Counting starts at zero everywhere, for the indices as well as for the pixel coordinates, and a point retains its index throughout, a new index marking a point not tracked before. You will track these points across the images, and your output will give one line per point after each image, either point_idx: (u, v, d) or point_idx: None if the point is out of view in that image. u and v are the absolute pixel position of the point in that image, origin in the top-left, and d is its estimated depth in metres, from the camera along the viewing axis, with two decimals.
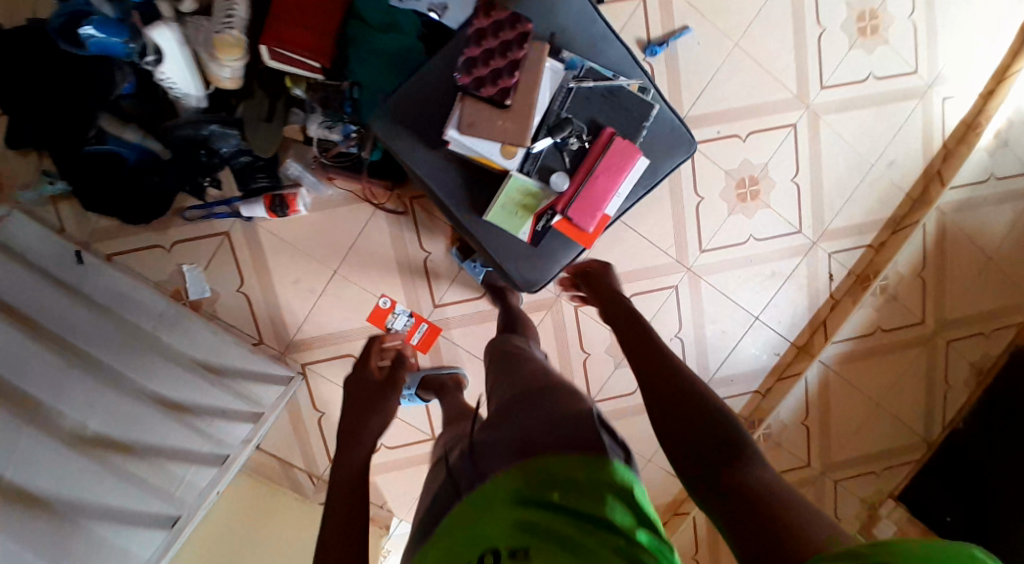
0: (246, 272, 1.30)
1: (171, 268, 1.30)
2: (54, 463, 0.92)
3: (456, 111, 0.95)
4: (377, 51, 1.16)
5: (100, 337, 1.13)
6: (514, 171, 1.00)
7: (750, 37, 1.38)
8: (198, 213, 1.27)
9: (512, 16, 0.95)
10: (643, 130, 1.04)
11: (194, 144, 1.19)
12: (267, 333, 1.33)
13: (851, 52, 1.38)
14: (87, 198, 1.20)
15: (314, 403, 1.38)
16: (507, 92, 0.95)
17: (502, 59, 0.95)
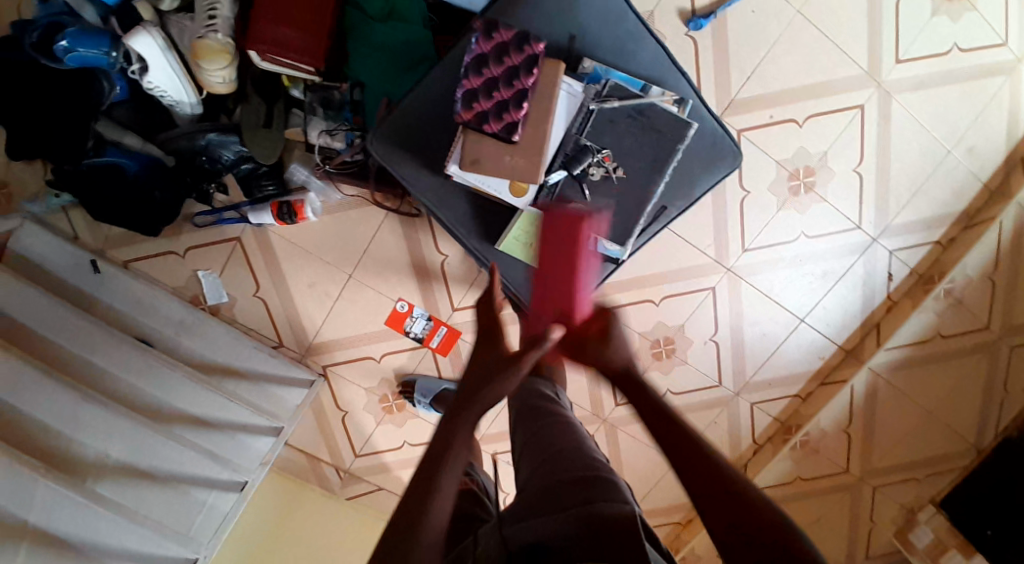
0: (261, 276, 1.27)
1: (186, 273, 1.27)
2: (72, 509, 0.94)
3: (457, 146, 0.85)
4: (380, 47, 1.04)
5: (116, 353, 1.12)
6: (526, 207, 0.89)
7: (812, 5, 1.19)
8: (206, 218, 1.24)
9: (519, 35, 0.84)
10: (677, 150, 0.89)
11: (194, 153, 1.14)
12: (286, 336, 1.31)
13: (934, 20, 1.21)
14: (95, 210, 1.15)
15: (336, 401, 1.35)
16: (515, 126, 0.84)
17: (508, 89, 0.84)
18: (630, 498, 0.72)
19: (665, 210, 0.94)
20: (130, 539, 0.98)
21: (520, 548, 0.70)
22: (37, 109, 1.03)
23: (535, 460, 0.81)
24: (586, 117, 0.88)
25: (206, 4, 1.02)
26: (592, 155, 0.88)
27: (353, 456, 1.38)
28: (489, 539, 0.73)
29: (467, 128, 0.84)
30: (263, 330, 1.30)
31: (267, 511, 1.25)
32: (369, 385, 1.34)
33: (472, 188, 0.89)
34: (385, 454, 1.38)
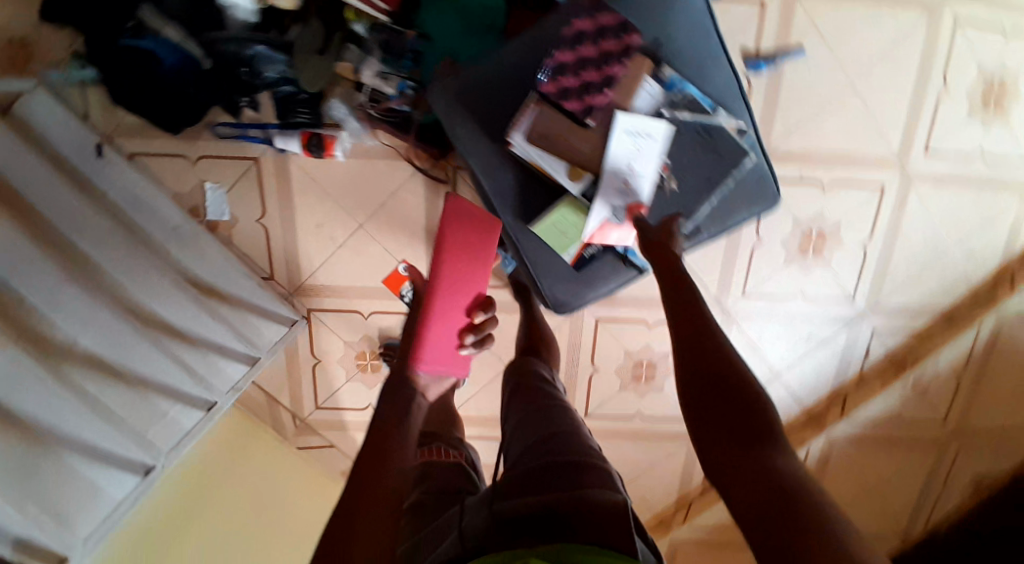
0: (271, 204, 1.23)
1: (193, 181, 1.23)
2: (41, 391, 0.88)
3: (529, 115, 0.86)
4: (455, 7, 1.04)
5: (108, 243, 1.06)
6: (575, 195, 0.88)
7: (864, 78, 1.22)
8: (229, 130, 1.20)
9: (619, 23, 0.87)
10: (727, 175, 0.92)
11: (236, 61, 1.10)
12: (279, 271, 1.27)
13: (968, 120, 1.25)
14: (122, 93, 1.10)
15: (312, 348, 1.32)
16: (592, 110, 0.86)
17: (595, 72, 0.87)
18: (620, 484, 0.72)
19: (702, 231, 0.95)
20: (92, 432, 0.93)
21: (510, 518, 0.69)
22: None
23: (528, 435, 0.81)
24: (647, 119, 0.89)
25: None
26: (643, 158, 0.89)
27: (315, 407, 1.35)
28: (478, 512, 0.72)
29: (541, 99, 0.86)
30: (258, 257, 1.26)
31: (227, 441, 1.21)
32: (349, 339, 1.31)
33: (527, 162, 0.89)
34: (349, 412, 1.36)
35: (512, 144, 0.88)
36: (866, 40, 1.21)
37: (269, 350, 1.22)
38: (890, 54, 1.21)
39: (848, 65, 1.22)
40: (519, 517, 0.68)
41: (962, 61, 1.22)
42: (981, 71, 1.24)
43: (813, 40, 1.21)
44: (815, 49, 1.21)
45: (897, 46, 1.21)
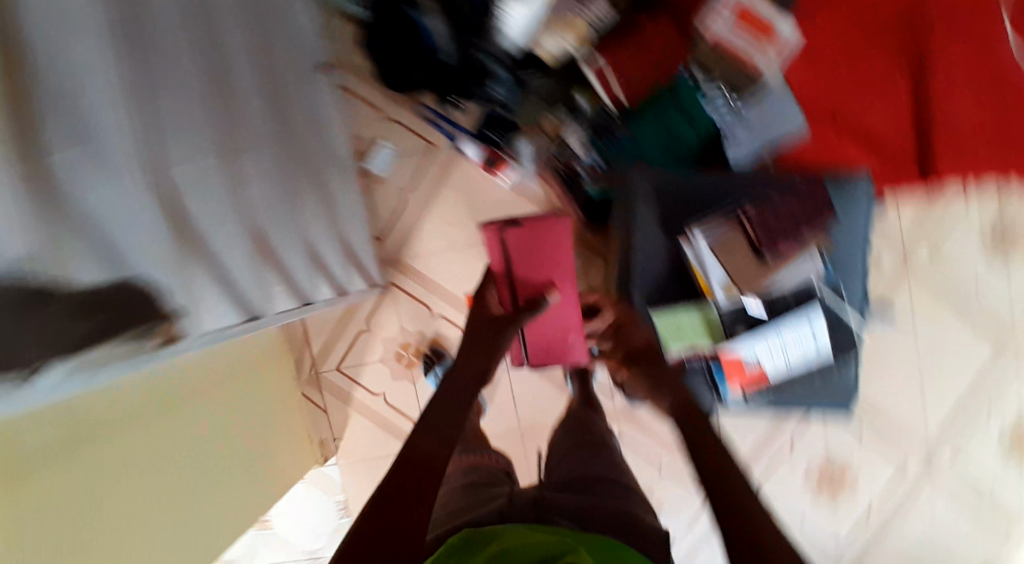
0: (424, 183, 1.35)
1: (371, 132, 1.34)
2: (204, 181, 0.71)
3: (718, 226, 0.96)
4: (665, 125, 1.21)
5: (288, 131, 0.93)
6: (713, 305, 0.99)
7: (931, 368, 1.33)
8: (428, 114, 1.31)
9: (824, 201, 0.98)
10: (832, 368, 1.03)
11: (476, 71, 1.19)
12: (391, 239, 1.36)
13: (993, 452, 1.34)
14: (376, 40, 1.22)
15: (368, 316, 1.37)
16: (772, 250, 0.96)
17: (791, 225, 0.96)
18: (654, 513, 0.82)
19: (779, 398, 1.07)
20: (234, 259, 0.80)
21: (561, 510, 0.78)
22: None
23: (574, 462, 0.90)
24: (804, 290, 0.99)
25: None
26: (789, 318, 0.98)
27: (337, 367, 1.38)
28: (522, 504, 0.80)
29: (734, 223, 0.96)
30: (381, 217, 1.36)
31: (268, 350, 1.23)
32: (405, 326, 1.37)
33: (690, 260, 0.99)
34: (361, 390, 1.38)
35: (688, 239, 0.98)
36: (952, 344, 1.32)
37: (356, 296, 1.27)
38: (965, 366, 1.32)
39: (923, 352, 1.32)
40: (562, 510, 0.77)
41: (1008, 401, 1.32)
42: None
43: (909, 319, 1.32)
44: (900, 326, 1.32)
45: (963, 362, 1.31)
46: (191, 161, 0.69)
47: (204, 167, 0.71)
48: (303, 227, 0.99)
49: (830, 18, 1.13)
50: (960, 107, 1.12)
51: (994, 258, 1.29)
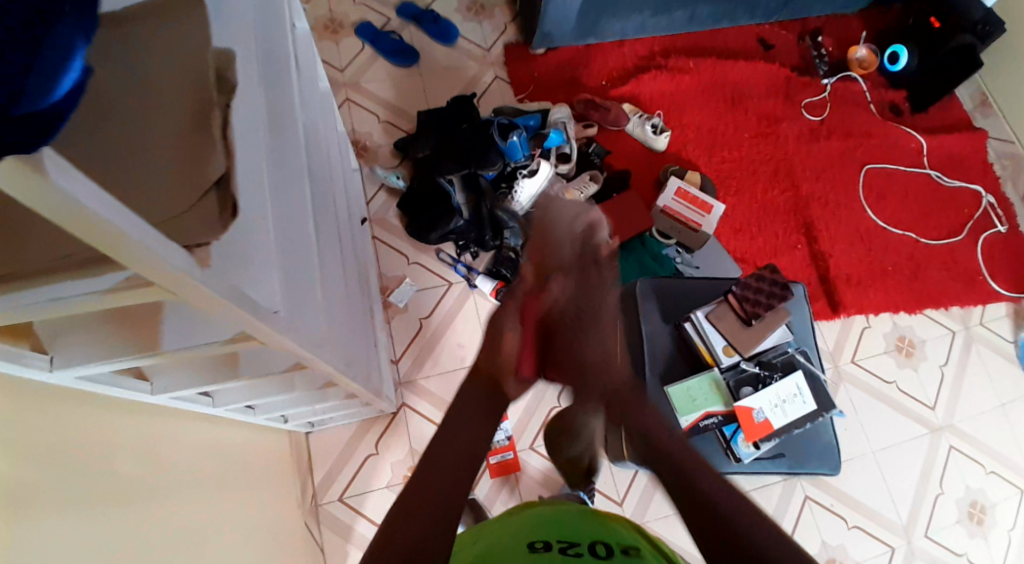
0: (440, 312, 1.47)
1: (399, 272, 1.48)
2: (296, 239, 0.77)
3: (711, 304, 1.16)
4: (641, 262, 1.45)
5: (353, 255, 1.21)
6: (716, 369, 1.14)
7: (885, 457, 1.47)
8: (447, 258, 1.49)
9: (780, 281, 1.16)
10: (820, 416, 1.13)
11: (495, 225, 1.44)
12: (406, 360, 1.43)
13: (955, 525, 1.45)
14: (409, 205, 1.46)
15: (377, 438, 1.38)
16: (755, 315, 1.14)
17: (766, 296, 1.14)
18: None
19: (780, 456, 1.17)
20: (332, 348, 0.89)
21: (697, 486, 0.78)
22: (455, 145, 1.43)
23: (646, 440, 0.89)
24: (787, 363, 1.16)
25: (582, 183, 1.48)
26: (778, 378, 1.14)
27: (339, 493, 1.34)
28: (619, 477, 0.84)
29: (723, 302, 1.14)
30: (397, 343, 1.44)
31: (269, 453, 1.21)
32: (414, 450, 1.37)
33: (697, 341, 1.15)
34: (365, 520, 1.33)
35: (689, 319, 1.15)
36: (889, 429, 1.49)
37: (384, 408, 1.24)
38: (902, 443, 1.48)
39: (872, 446, 1.47)
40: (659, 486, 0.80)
41: (954, 478, 1.48)
42: (966, 492, 1.48)
43: (849, 410, 1.48)
44: (849, 415, 1.48)
45: (904, 444, 1.48)
46: (295, 194, 0.79)
47: (293, 194, 0.78)
48: (346, 323, 0.99)
49: (746, 200, 1.58)
50: (844, 257, 1.56)
51: (903, 363, 1.52)
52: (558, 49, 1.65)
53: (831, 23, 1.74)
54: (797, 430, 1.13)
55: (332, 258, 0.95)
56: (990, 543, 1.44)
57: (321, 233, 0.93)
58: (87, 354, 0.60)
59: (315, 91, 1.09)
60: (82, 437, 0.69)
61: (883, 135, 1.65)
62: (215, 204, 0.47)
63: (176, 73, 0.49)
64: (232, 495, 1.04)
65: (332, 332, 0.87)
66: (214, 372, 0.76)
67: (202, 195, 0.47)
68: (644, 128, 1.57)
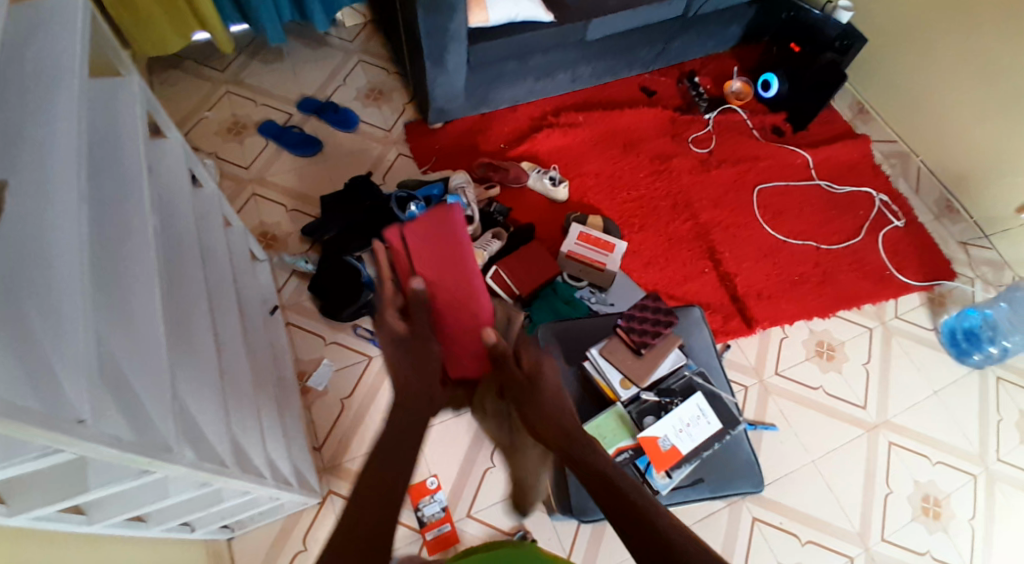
0: (361, 391, 1.49)
1: (317, 356, 1.51)
2: (138, 345, 0.79)
3: (604, 340, 1.19)
4: (551, 310, 1.50)
5: (250, 348, 1.23)
6: (619, 404, 1.15)
7: (826, 466, 1.47)
8: (366, 332, 1.53)
9: (667, 310, 1.21)
10: (726, 434, 1.14)
11: None
12: (328, 447, 1.44)
13: (911, 523, 1.44)
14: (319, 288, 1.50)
15: (304, 534, 1.36)
16: (644, 345, 1.17)
17: (650, 326, 1.19)
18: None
19: (699, 481, 1.17)
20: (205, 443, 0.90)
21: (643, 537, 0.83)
22: (357, 227, 1.50)
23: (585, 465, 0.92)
24: (687, 386, 1.17)
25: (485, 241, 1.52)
26: (679, 402, 1.14)
27: None
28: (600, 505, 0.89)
29: (612, 337, 1.18)
30: (322, 426, 1.45)
31: (187, 562, 1.20)
32: None
33: (596, 377, 1.18)
34: None
35: (587, 357, 1.19)
36: (826, 435, 1.49)
37: (301, 494, 1.23)
38: (841, 447, 1.49)
39: (813, 456, 1.47)
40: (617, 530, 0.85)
41: (901, 476, 1.48)
42: (917, 485, 1.47)
43: (782, 422, 1.49)
44: (783, 428, 1.49)
45: (845, 445, 1.48)
46: (138, 301, 0.81)
47: (131, 305, 0.80)
48: (228, 416, 0.99)
49: (650, 234, 1.63)
50: (752, 274, 1.60)
51: (827, 367, 1.55)
52: (454, 121, 1.74)
53: (706, 64, 1.86)
54: (706, 451, 1.14)
55: (205, 354, 0.97)
56: (950, 534, 1.43)
57: (182, 334, 0.95)
58: None
59: (185, 196, 1.11)
60: None
61: (771, 155, 1.73)
62: None
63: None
64: None
65: (197, 431, 0.89)
66: (66, 488, 0.76)
67: None
68: (543, 181, 1.64)
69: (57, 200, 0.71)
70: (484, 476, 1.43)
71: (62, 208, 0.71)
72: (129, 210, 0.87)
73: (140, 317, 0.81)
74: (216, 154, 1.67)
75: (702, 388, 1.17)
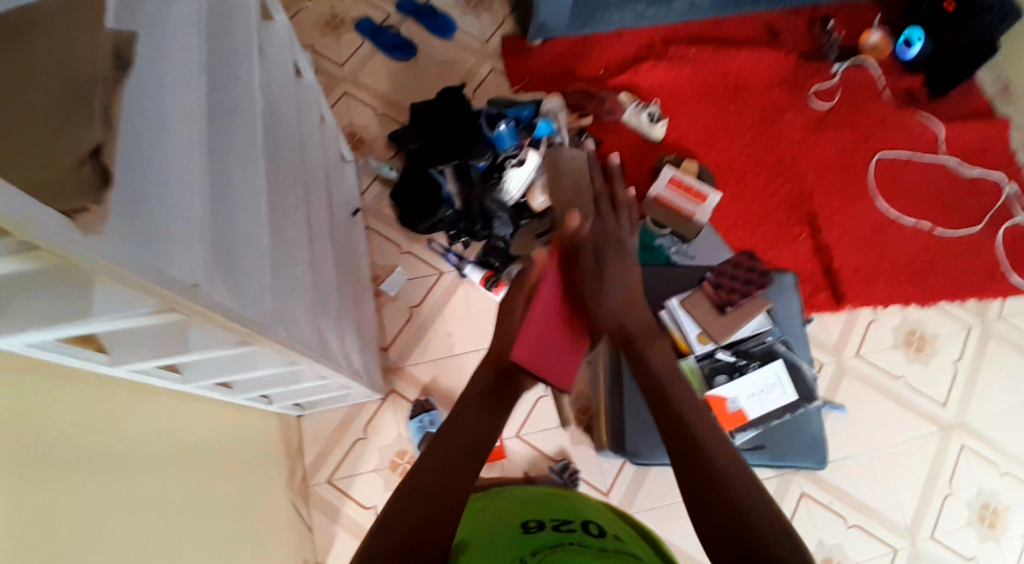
0: (429, 302, 1.48)
1: (391, 261, 1.50)
2: (243, 219, 0.79)
3: (688, 291, 1.13)
4: None
5: (336, 242, 1.25)
6: (691, 357, 1.10)
7: (889, 456, 1.40)
8: (439, 248, 1.51)
9: (763, 271, 1.14)
10: (801, 408, 1.08)
11: (483, 216, 1.45)
12: (395, 348, 1.45)
13: (963, 527, 1.36)
14: (398, 196, 1.48)
15: (366, 424, 1.40)
16: (729, 303, 1.10)
17: (740, 285, 1.12)
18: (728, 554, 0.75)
19: (761, 448, 1.10)
20: (293, 325, 0.92)
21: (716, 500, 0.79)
22: (444, 138, 1.45)
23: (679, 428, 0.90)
24: (767, 351, 1.11)
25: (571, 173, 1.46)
26: (755, 367, 1.09)
27: (327, 476, 1.37)
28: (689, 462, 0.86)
29: (697, 289, 1.11)
30: (388, 331, 1.46)
31: (255, 432, 1.25)
32: (402, 434, 1.39)
33: (672, 327, 1.12)
34: (350, 504, 1.36)
35: (665, 306, 1.13)
36: (896, 426, 1.41)
37: (368, 390, 1.27)
38: (909, 441, 1.40)
39: (878, 444, 1.40)
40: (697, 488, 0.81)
41: (964, 479, 1.39)
42: (978, 492, 1.39)
43: (852, 404, 1.42)
44: (852, 411, 1.41)
45: (913, 438, 1.40)
46: (245, 176, 0.81)
47: (236, 177, 0.80)
48: (310, 304, 1.00)
49: (747, 190, 1.54)
50: (851, 250, 1.50)
51: (912, 358, 1.45)
52: (555, 40, 1.64)
53: (843, 8, 1.70)
54: (775, 421, 1.08)
55: (296, 240, 0.97)
56: (1003, 547, 1.35)
57: (282, 216, 0.95)
58: (26, 320, 0.64)
59: (289, 80, 1.09)
60: (29, 402, 0.72)
61: (896, 122, 1.60)
62: (92, 174, 0.51)
63: (33, 50, 0.53)
64: (206, 466, 1.07)
65: (286, 313, 0.90)
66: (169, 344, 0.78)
67: (77, 164, 0.50)
68: (640, 117, 1.55)
69: (177, 62, 0.70)
70: (536, 403, 1.41)
71: (181, 76, 0.69)
72: (243, 81, 0.86)
73: (246, 193, 0.81)
74: (311, 44, 1.63)
75: (783, 357, 1.10)
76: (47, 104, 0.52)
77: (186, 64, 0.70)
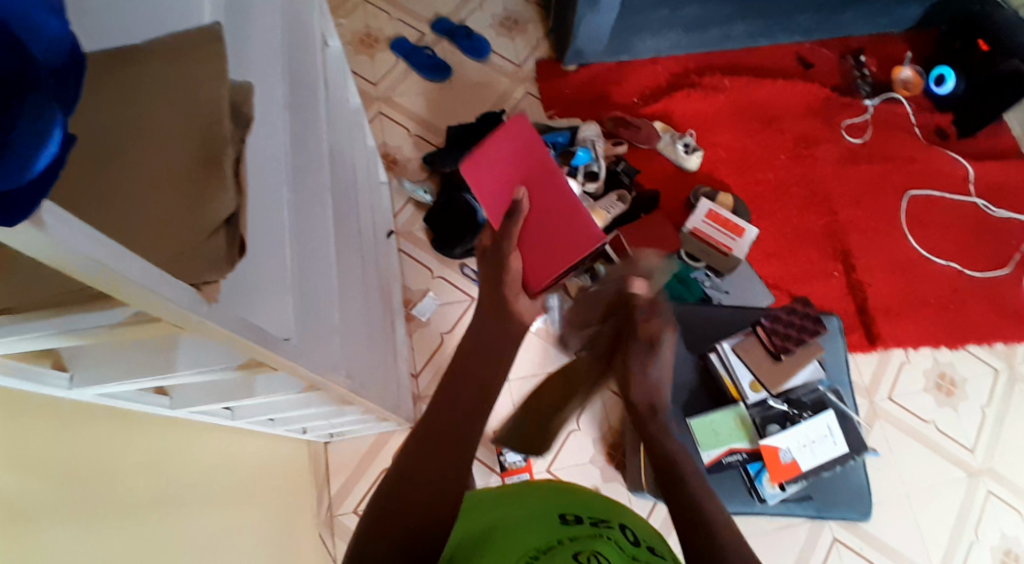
0: (460, 329, 1.45)
1: (421, 286, 1.48)
2: (315, 258, 0.76)
3: (739, 336, 1.14)
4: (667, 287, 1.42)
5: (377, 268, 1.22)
6: (742, 404, 1.10)
7: (918, 500, 1.40)
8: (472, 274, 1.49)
9: (814, 318, 1.15)
10: (850, 460, 1.08)
11: None
12: (426, 375, 1.43)
13: None
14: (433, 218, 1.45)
15: (394, 453, 1.37)
16: (785, 350, 1.10)
17: (794, 332, 1.12)
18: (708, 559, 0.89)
19: (808, 498, 1.10)
20: (353, 366, 0.89)
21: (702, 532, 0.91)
22: None
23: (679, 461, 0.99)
24: (818, 402, 1.11)
25: (609, 203, 1.44)
26: (807, 418, 1.09)
27: (354, 506, 1.34)
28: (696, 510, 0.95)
29: (751, 334, 1.13)
30: (418, 357, 1.43)
31: (288, 460, 1.22)
32: None
33: (721, 373, 1.12)
34: None
35: (716, 349, 1.13)
36: (923, 469, 1.41)
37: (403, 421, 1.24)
38: (936, 485, 1.41)
39: (906, 486, 1.40)
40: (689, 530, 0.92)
41: (989, 524, 1.39)
42: (1002, 537, 1.39)
43: (881, 445, 1.42)
44: (882, 452, 1.42)
45: (940, 481, 1.40)
46: (317, 213, 0.79)
47: (311, 214, 0.78)
48: (364, 341, 0.97)
49: (780, 225, 1.54)
50: (884, 288, 1.51)
51: (942, 401, 1.46)
52: (590, 65, 1.63)
53: (874, 44, 1.72)
54: (825, 472, 1.08)
55: (353, 275, 0.94)
56: None
57: (342, 250, 0.92)
58: (105, 373, 0.60)
59: (343, 104, 1.07)
60: (99, 452, 0.68)
61: (926, 160, 1.61)
62: (224, 243, 0.48)
63: (163, 110, 0.50)
64: (247, 502, 1.03)
65: (348, 354, 0.87)
66: (233, 389, 0.75)
67: (210, 232, 0.48)
68: (675, 147, 1.54)
69: (267, 102, 0.67)
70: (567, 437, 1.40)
71: (270, 119, 0.67)
72: (313, 115, 0.84)
73: (319, 232, 0.78)
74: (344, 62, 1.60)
75: (834, 406, 1.10)
76: (171, 168, 0.49)
77: (273, 104, 0.68)
